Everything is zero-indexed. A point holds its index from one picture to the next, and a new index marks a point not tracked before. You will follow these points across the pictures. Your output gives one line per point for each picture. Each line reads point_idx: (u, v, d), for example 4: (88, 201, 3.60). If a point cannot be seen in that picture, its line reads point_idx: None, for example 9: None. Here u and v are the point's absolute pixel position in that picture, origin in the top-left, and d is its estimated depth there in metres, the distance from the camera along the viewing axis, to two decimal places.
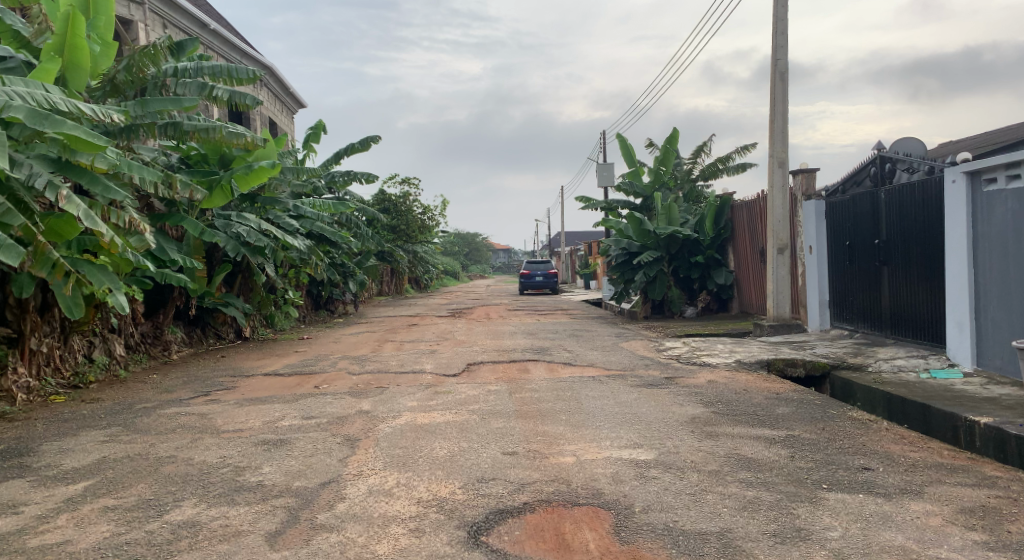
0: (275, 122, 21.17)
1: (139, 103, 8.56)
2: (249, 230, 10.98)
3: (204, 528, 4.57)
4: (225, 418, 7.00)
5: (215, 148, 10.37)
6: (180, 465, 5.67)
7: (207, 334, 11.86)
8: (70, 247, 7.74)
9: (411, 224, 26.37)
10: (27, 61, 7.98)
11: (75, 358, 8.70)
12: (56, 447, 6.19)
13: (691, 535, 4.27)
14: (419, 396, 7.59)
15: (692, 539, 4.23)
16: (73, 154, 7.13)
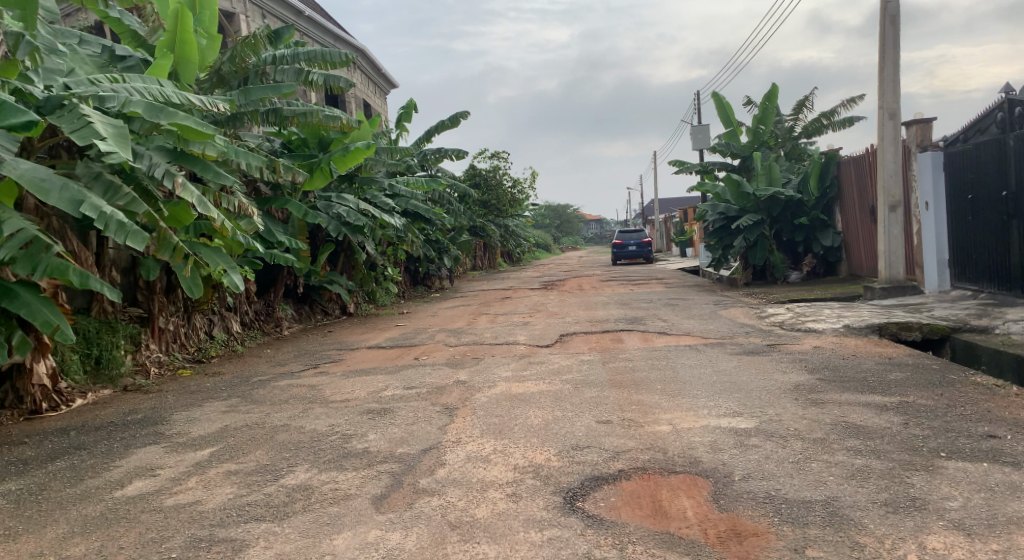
0: (368, 104, 21.70)
1: (242, 92, 8.96)
2: (349, 210, 11.37)
3: (316, 491, 4.91)
4: (332, 389, 7.42)
5: (314, 132, 10.75)
6: (293, 432, 6.07)
7: (315, 310, 12.45)
8: (189, 232, 8.27)
9: (501, 198, 26.61)
10: (145, 60, 8.72)
11: (198, 335, 9.39)
12: (184, 416, 6.71)
13: (795, 503, 4.30)
14: (513, 366, 7.81)
15: (796, 507, 4.26)
16: (187, 144, 7.57)
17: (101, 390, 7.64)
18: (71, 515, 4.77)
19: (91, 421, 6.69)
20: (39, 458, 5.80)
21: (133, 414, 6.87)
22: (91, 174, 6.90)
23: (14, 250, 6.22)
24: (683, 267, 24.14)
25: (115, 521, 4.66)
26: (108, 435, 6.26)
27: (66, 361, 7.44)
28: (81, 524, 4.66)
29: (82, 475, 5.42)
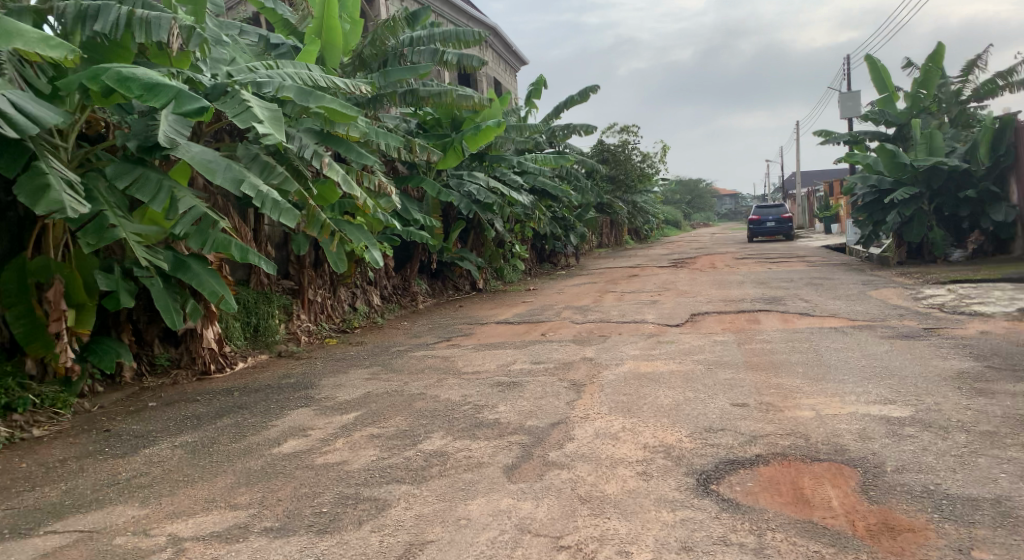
0: (498, 82, 21.96)
1: (382, 74, 9.28)
2: (479, 187, 11.56)
3: (451, 458, 5.11)
4: (464, 361, 7.66)
5: (448, 111, 10.99)
6: (429, 401, 6.32)
7: (447, 286, 12.80)
8: (333, 210, 8.71)
9: (630, 173, 26.29)
10: (296, 46, 9.23)
11: (342, 306, 9.91)
12: (333, 382, 7.12)
13: (957, 500, 4.10)
14: (642, 345, 7.79)
15: (958, 505, 4.05)
16: (333, 126, 7.96)
17: (261, 354, 8.30)
18: (237, 467, 5.20)
19: (251, 384, 7.28)
20: (207, 415, 6.35)
21: (287, 379, 7.37)
22: (251, 155, 7.39)
23: (187, 226, 6.87)
24: (825, 244, 23.11)
25: (274, 475, 5.02)
26: (265, 396, 6.76)
27: (229, 327, 8.10)
28: (246, 476, 5.05)
29: (243, 432, 5.87)
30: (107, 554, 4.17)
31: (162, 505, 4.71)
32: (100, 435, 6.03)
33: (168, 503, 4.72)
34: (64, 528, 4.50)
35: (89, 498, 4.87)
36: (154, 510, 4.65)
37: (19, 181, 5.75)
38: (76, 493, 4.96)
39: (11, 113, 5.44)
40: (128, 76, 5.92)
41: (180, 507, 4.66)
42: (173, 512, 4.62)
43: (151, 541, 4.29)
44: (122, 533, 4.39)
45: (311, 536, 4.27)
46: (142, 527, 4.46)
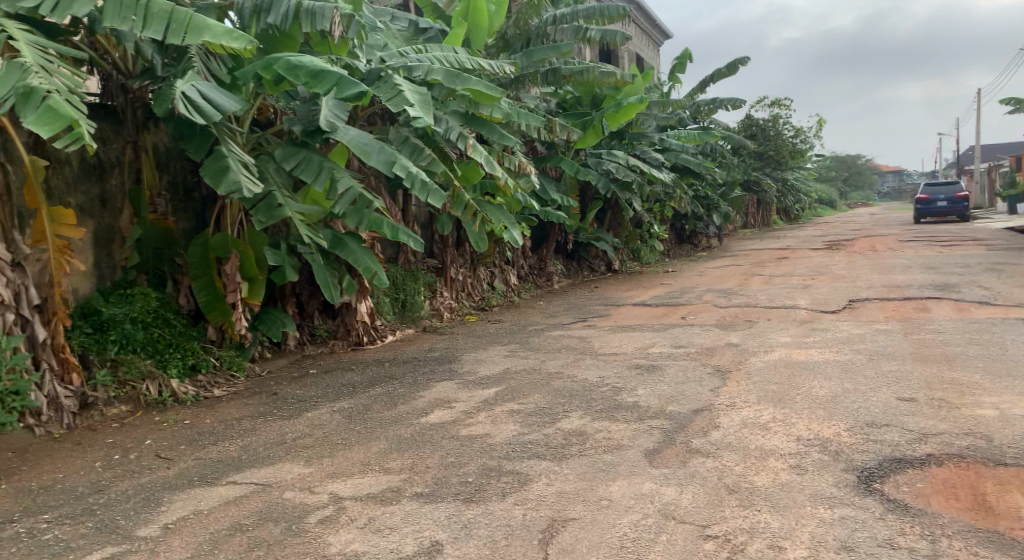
0: (642, 57, 21.58)
1: (525, 54, 9.26)
2: (618, 166, 11.36)
3: (590, 437, 5.19)
4: (602, 342, 7.61)
5: (588, 89, 10.84)
6: (566, 380, 6.44)
7: (582, 267, 12.73)
8: (475, 190, 8.98)
9: (780, 149, 25.12)
10: (443, 30, 9.35)
11: (481, 285, 10.21)
12: (474, 356, 7.70)
13: None
14: (793, 331, 7.45)
15: None
16: (477, 108, 8.10)
17: (408, 328, 8.86)
18: (389, 433, 5.62)
19: (400, 354, 8.01)
20: (361, 384, 7.11)
21: (432, 352, 8.06)
22: (401, 139, 7.85)
23: (345, 206, 7.19)
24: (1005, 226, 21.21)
25: (421, 444, 5.38)
26: (414, 367, 7.53)
27: (380, 302, 8.69)
28: (397, 443, 5.45)
29: (395, 401, 6.53)
30: (279, 506, 4.53)
31: (325, 464, 5.12)
32: (272, 396, 6.73)
33: (330, 463, 5.12)
34: (244, 479, 4.94)
35: (264, 453, 5.38)
36: (317, 469, 5.04)
37: (205, 163, 6.28)
38: (253, 448, 5.47)
39: (201, 104, 5.85)
40: (296, 64, 6.20)
41: (340, 468, 5.04)
42: (334, 472, 4.99)
43: (315, 497, 4.63)
44: (291, 488, 4.76)
45: (459, 503, 4.48)
46: (308, 484, 4.82)
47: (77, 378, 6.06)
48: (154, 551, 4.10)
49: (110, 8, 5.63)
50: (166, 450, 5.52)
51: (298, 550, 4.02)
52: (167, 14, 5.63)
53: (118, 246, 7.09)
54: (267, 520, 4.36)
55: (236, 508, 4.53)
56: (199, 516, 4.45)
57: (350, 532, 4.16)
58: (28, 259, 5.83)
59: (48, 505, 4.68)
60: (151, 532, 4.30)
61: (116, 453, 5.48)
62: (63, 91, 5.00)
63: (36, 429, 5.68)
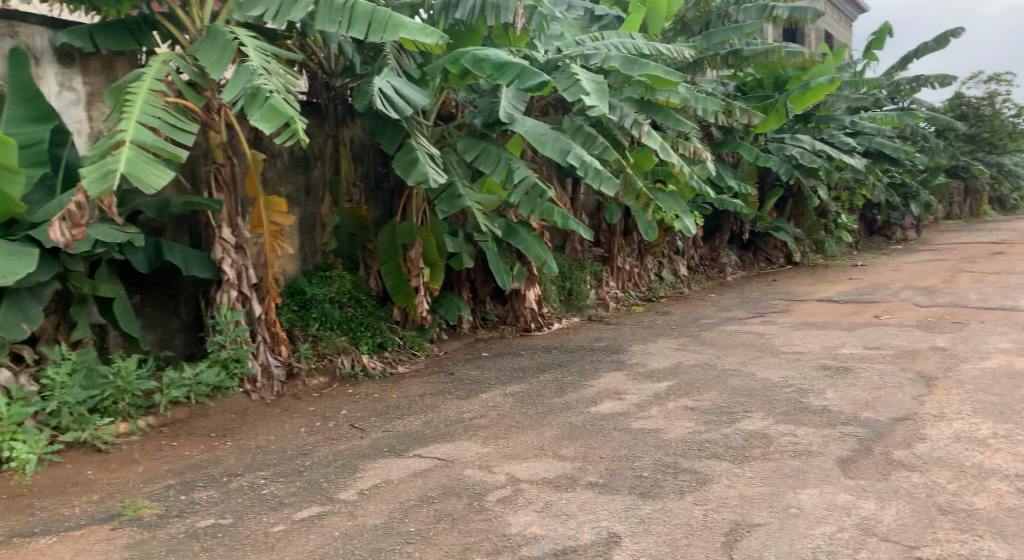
0: (832, 33, 20.38)
1: (705, 36, 8.90)
2: (803, 151, 10.72)
3: (774, 441, 5.00)
4: (784, 339, 7.19)
5: (771, 71, 10.27)
6: (745, 379, 6.22)
7: (759, 258, 12.21)
8: (647, 178, 8.80)
9: (995, 130, 22.12)
10: (619, 16, 9.23)
11: (649, 275, 9.98)
12: (643, 348, 7.48)
13: None
14: (1012, 337, 6.69)
15: None
16: (653, 93, 7.95)
17: (574, 317, 8.82)
18: (560, 421, 5.84)
19: (567, 342, 7.96)
20: (531, 368, 7.22)
21: (598, 341, 7.92)
22: (575, 127, 7.79)
23: (520, 196, 7.27)
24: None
25: (593, 433, 5.52)
26: (580, 356, 7.46)
27: (547, 290, 8.66)
28: (570, 430, 5.67)
29: (564, 388, 6.60)
30: (461, 482, 4.96)
31: (500, 445, 5.49)
32: (448, 377, 7.14)
33: (505, 445, 5.48)
34: (427, 453, 5.48)
35: (443, 431, 5.90)
36: (494, 450, 5.43)
37: (398, 156, 6.88)
38: (433, 425, 6.04)
39: (395, 98, 6.44)
40: (481, 57, 6.68)
41: (515, 450, 5.37)
42: (509, 453, 5.33)
43: (494, 477, 4.98)
44: (471, 465, 5.18)
45: (635, 498, 4.53)
46: (486, 462, 5.22)
47: (285, 350, 6.79)
48: (355, 513, 4.65)
49: (322, 12, 6.09)
50: (360, 420, 6.23)
51: (480, 527, 4.36)
52: (370, 13, 6.00)
53: (319, 232, 7.75)
54: (450, 495, 4.79)
55: (422, 481, 5.02)
56: (390, 485, 4.98)
57: (528, 516, 4.41)
58: (247, 242, 6.55)
59: (266, 463, 5.44)
60: (349, 495, 4.89)
61: (318, 420, 6.23)
62: (283, 90, 5.76)
63: (252, 394, 6.51)
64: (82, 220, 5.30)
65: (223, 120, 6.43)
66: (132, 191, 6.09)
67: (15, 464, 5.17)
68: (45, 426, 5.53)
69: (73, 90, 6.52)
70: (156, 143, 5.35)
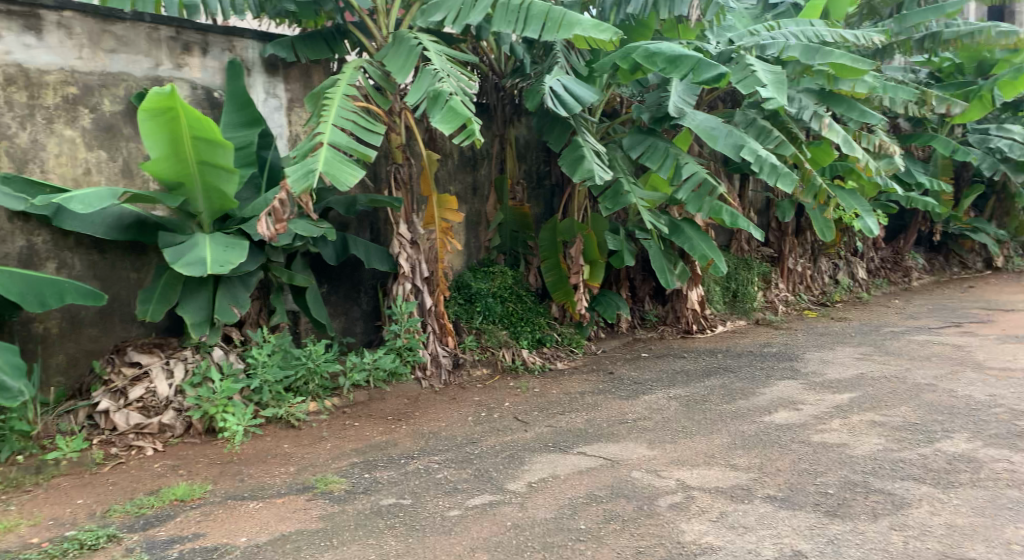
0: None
1: (897, 20, 8.30)
2: (1012, 142, 9.82)
3: (984, 467, 4.49)
4: (987, 353, 6.51)
5: (972, 55, 9.30)
6: (942, 395, 5.63)
7: (951, 261, 11.30)
8: (825, 174, 8.19)
9: None
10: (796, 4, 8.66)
11: (823, 278, 9.35)
12: (819, 357, 6.95)
13: None
14: None
15: None
16: (837, 83, 7.38)
17: (739, 320, 8.37)
18: (732, 429, 5.48)
19: (733, 346, 7.53)
20: (695, 373, 6.85)
21: (768, 346, 7.44)
22: (749, 120, 7.39)
23: (689, 192, 6.92)
24: None
25: (767, 444, 5.13)
26: (751, 361, 7.01)
27: (711, 291, 8.23)
28: (741, 439, 5.28)
29: (732, 395, 6.20)
30: (629, 484, 4.73)
31: (668, 450, 5.20)
32: (608, 376, 6.90)
33: (673, 450, 5.18)
34: (591, 451, 5.31)
35: (606, 429, 5.69)
36: (661, 454, 5.15)
37: (563, 154, 6.73)
38: (596, 423, 5.83)
39: (565, 95, 6.35)
40: (655, 50, 6.42)
41: (684, 456, 5.07)
42: (678, 459, 5.04)
43: (664, 482, 4.71)
44: (638, 468, 4.94)
45: (821, 516, 4.13)
46: (654, 466, 4.95)
47: (452, 341, 6.80)
48: (523, 504, 4.61)
49: (499, 14, 6.12)
50: (523, 413, 6.15)
51: (653, 531, 4.12)
52: (544, 15, 5.99)
53: (483, 229, 7.68)
54: (619, 496, 4.57)
55: (589, 479, 4.85)
56: (557, 480, 4.87)
57: (704, 524, 4.12)
58: (422, 238, 6.59)
59: (438, 449, 5.53)
60: (518, 487, 4.85)
61: (483, 411, 6.21)
62: (462, 91, 5.92)
63: (422, 381, 6.57)
64: (285, 215, 5.62)
65: (405, 123, 6.58)
66: (324, 188, 6.28)
67: (226, 434, 5.65)
68: (250, 402, 5.94)
69: (276, 97, 6.90)
70: (350, 144, 5.68)
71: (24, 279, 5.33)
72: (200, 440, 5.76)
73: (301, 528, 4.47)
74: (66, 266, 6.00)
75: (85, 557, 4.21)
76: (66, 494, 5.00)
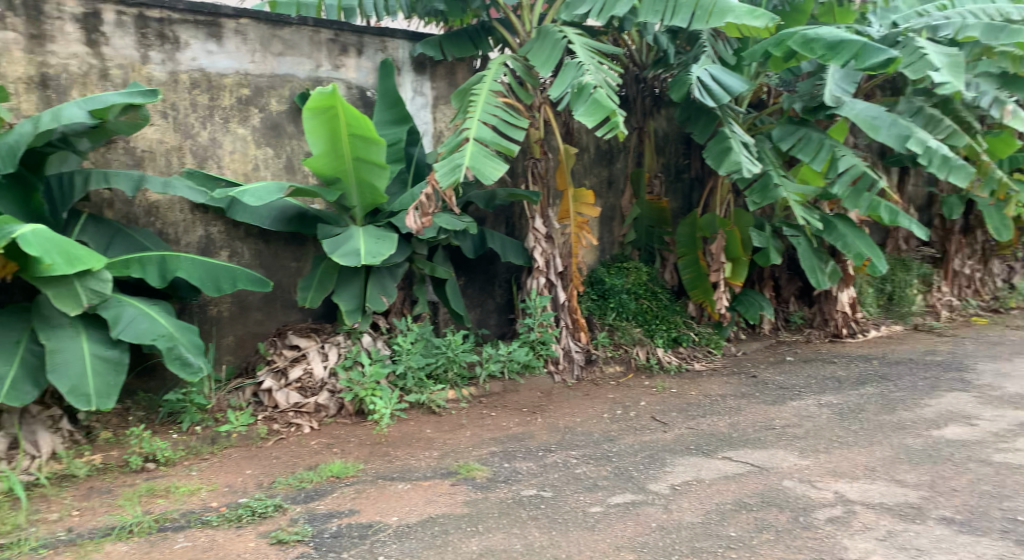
0: None
1: None
2: None
3: None
4: None
5: None
6: None
7: None
8: (1003, 166, 7.49)
9: None
10: None
11: (995, 282, 8.64)
12: (994, 368, 6.38)
13: None
14: None
15: None
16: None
17: (895, 325, 7.81)
18: (894, 441, 5.20)
19: (889, 354, 6.99)
20: (848, 380, 6.44)
21: (931, 355, 6.88)
22: (914, 109, 6.85)
23: (845, 187, 6.57)
24: None
25: (939, 460, 4.87)
26: (912, 370, 6.52)
27: (863, 293, 7.79)
28: (907, 454, 5.02)
29: (893, 404, 5.84)
30: (782, 493, 4.64)
31: (823, 460, 5.02)
32: (751, 380, 6.63)
33: (828, 460, 5.01)
34: (738, 457, 5.17)
35: (753, 436, 5.51)
36: (815, 463, 4.98)
37: (708, 147, 6.53)
38: (741, 428, 5.65)
39: (713, 86, 6.18)
40: (812, 38, 6.08)
41: (841, 467, 4.90)
42: (835, 470, 4.88)
43: (820, 494, 4.60)
44: (790, 477, 4.82)
45: (1009, 544, 3.99)
46: (808, 477, 4.82)
47: (585, 337, 6.78)
48: (668, 507, 4.58)
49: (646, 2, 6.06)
50: (661, 413, 6.05)
51: (811, 546, 4.06)
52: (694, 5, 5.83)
53: (619, 224, 7.60)
54: (771, 505, 4.50)
55: (737, 485, 4.78)
56: (702, 484, 4.82)
57: (870, 542, 4.03)
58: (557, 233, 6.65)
59: (575, 443, 5.58)
60: (661, 488, 4.81)
61: (618, 409, 6.18)
62: (607, 84, 5.89)
63: (554, 376, 6.63)
64: (431, 209, 5.85)
65: (541, 119, 6.71)
66: (467, 184, 6.47)
67: (375, 415, 5.96)
68: (395, 387, 6.23)
69: (423, 95, 7.16)
70: (494, 138, 5.83)
71: (203, 267, 5.80)
72: (351, 420, 6.13)
73: (447, 511, 4.66)
74: (237, 254, 6.55)
75: (256, 524, 4.60)
76: (239, 463, 5.48)
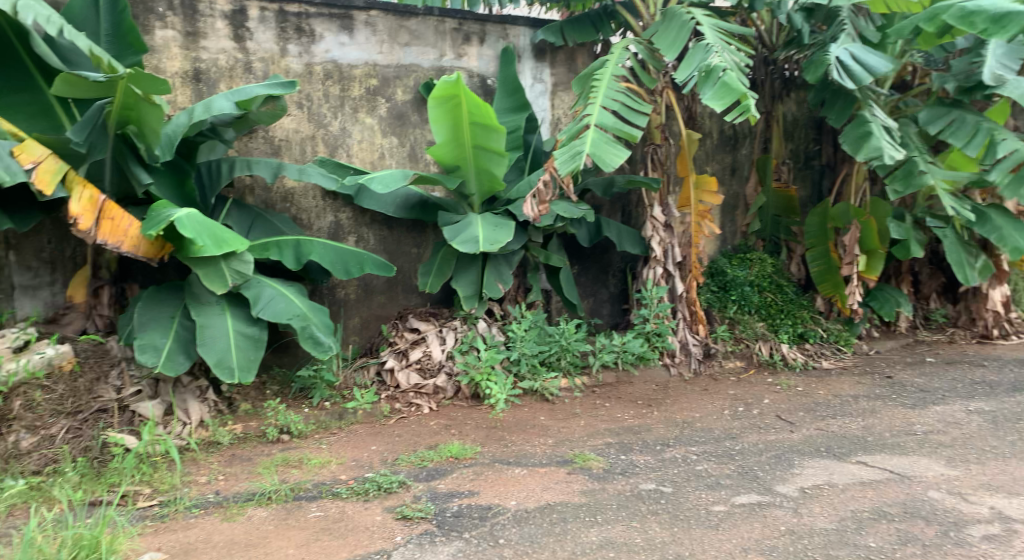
0: None
1: None
2: None
3: None
4: None
5: None
6: None
7: None
8: None
9: None
10: None
11: None
12: None
13: None
14: None
15: None
16: None
17: None
18: None
19: None
20: (1000, 386, 5.87)
21: None
22: None
23: (1006, 174, 5.94)
24: None
25: None
26: None
27: (1017, 291, 7.20)
28: None
29: None
30: (927, 504, 4.32)
31: (975, 472, 4.64)
32: (886, 380, 6.18)
33: (981, 472, 4.62)
34: (874, 462, 4.83)
35: (891, 440, 5.13)
36: (966, 475, 4.61)
37: (846, 131, 6.08)
38: (877, 432, 5.28)
39: (851, 65, 5.80)
40: (972, 10, 5.51)
41: (997, 481, 4.52)
42: (990, 483, 4.50)
43: (974, 508, 4.25)
44: (937, 488, 4.47)
45: None
46: (958, 488, 4.46)
47: (703, 330, 6.58)
48: (798, 510, 4.35)
49: None
50: (787, 413, 5.74)
51: None
52: None
53: (742, 213, 7.32)
54: (915, 516, 4.20)
55: (875, 492, 4.47)
56: (835, 489, 4.54)
57: None
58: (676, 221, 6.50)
59: (695, 439, 5.40)
60: (790, 491, 4.57)
61: (739, 406, 5.92)
62: (736, 66, 5.62)
63: (670, 368, 6.46)
64: (548, 197, 5.83)
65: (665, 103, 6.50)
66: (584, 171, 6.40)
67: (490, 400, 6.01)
68: (509, 373, 6.27)
69: (542, 82, 7.13)
70: (615, 124, 5.71)
71: (335, 251, 6.05)
72: (467, 403, 6.21)
73: (564, 499, 4.64)
74: (363, 240, 6.80)
75: (382, 499, 4.75)
76: (364, 440, 5.69)
